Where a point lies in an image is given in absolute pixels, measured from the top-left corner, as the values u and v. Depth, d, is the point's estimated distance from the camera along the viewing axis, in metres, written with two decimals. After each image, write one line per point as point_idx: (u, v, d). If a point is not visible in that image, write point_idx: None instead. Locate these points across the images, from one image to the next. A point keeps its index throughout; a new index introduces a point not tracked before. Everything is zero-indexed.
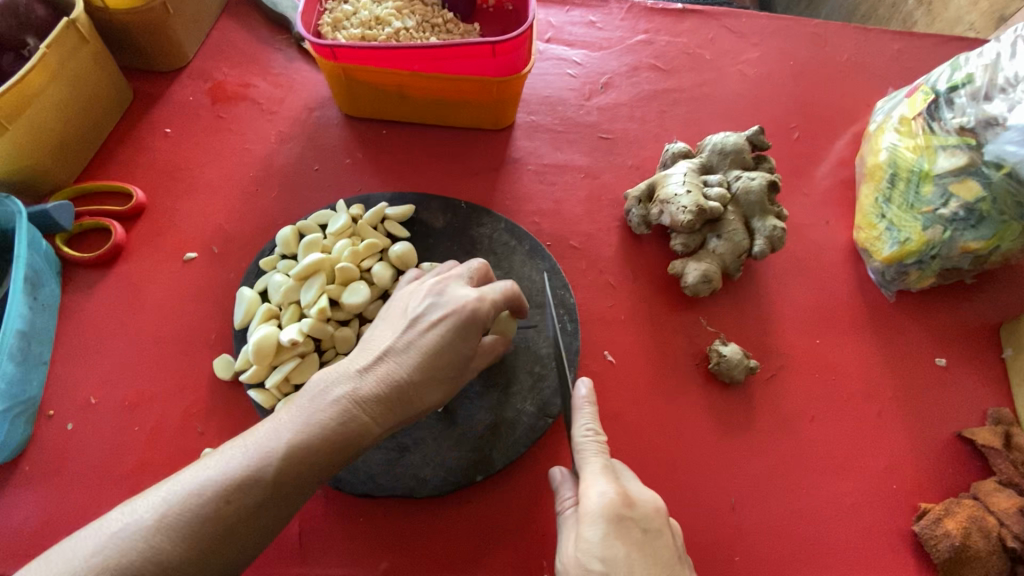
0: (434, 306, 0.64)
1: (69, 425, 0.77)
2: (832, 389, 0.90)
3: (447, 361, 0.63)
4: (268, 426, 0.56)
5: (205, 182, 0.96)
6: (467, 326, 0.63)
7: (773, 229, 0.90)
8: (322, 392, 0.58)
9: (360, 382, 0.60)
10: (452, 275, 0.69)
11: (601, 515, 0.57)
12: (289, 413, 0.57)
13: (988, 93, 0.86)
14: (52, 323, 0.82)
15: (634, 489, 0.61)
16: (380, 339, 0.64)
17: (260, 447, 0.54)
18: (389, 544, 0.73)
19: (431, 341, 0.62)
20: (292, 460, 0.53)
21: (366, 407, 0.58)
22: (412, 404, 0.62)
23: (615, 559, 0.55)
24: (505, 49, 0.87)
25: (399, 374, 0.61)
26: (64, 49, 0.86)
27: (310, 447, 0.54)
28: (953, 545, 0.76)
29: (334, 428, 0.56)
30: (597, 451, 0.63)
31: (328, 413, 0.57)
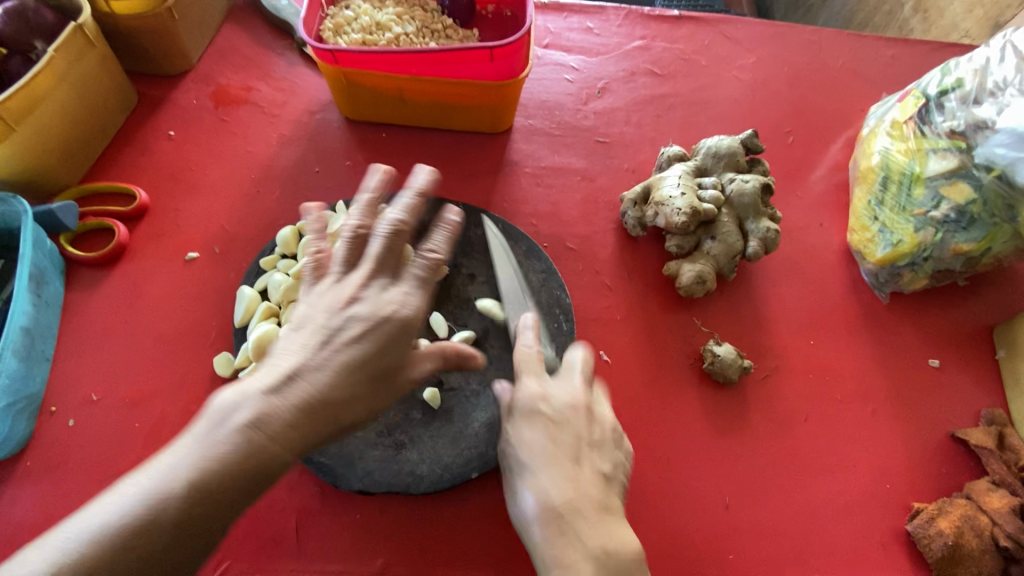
0: (354, 316, 0.56)
1: (71, 422, 0.78)
2: (826, 389, 0.91)
3: (374, 372, 0.55)
4: (146, 475, 0.45)
5: (207, 183, 0.98)
6: (394, 334, 0.57)
7: (766, 231, 0.91)
8: (217, 425, 0.48)
9: (265, 403, 0.50)
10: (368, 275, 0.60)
11: (515, 408, 0.61)
12: (179, 454, 0.46)
13: (977, 98, 0.87)
14: (56, 321, 0.83)
15: (554, 387, 0.63)
16: (285, 353, 0.54)
17: (142, 503, 0.44)
18: (385, 540, 0.73)
19: (352, 354, 0.54)
20: (190, 510, 0.45)
21: (278, 436, 0.49)
22: (338, 424, 0.53)
23: (524, 442, 0.59)
24: (503, 54, 0.89)
25: (316, 391, 0.52)
26: (71, 53, 0.88)
27: (211, 490, 0.46)
28: (946, 545, 0.77)
29: (239, 464, 0.47)
30: (527, 352, 0.65)
31: (226, 449, 0.47)
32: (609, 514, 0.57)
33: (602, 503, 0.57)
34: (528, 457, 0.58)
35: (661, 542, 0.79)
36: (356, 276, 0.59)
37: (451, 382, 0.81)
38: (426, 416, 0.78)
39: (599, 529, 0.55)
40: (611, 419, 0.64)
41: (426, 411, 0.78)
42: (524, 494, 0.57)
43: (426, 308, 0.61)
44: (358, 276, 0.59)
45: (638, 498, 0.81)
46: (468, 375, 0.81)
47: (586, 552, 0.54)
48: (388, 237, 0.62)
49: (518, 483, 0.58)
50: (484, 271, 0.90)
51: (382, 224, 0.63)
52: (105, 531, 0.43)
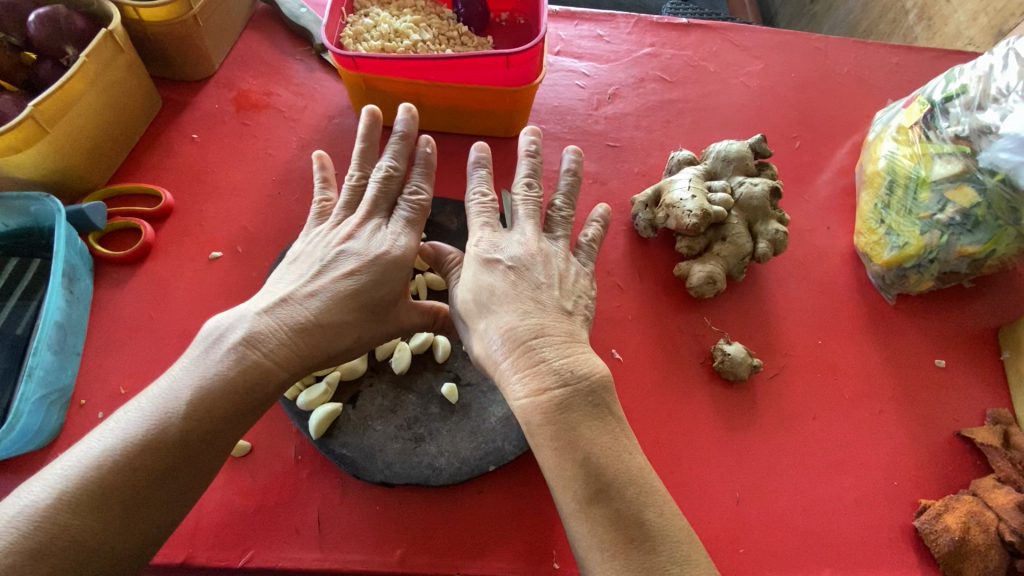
0: (344, 254, 0.69)
1: (100, 414, 0.80)
2: (834, 388, 0.93)
3: (358, 304, 0.67)
4: (162, 383, 0.58)
5: (230, 185, 1.00)
6: (378, 271, 0.68)
7: (775, 232, 0.93)
8: (215, 343, 0.61)
9: (259, 324, 0.62)
10: (359, 219, 0.72)
11: (474, 259, 0.68)
12: (185, 368, 0.59)
13: (982, 103, 0.89)
14: (86, 317, 0.86)
15: (507, 237, 0.71)
16: (278, 287, 0.67)
17: (159, 406, 0.56)
18: (404, 531, 0.75)
19: (338, 289, 0.66)
20: (196, 415, 0.56)
21: (271, 353, 0.61)
22: (323, 347, 0.65)
23: (481, 288, 0.66)
24: (519, 60, 0.91)
25: (300, 318, 0.64)
26: (102, 58, 0.91)
27: (210, 397, 0.57)
28: (953, 540, 0.78)
29: (236, 374, 0.59)
30: (483, 210, 0.73)
31: (225, 362, 0.59)
32: (574, 342, 0.64)
33: (565, 335, 0.64)
34: (488, 299, 0.65)
35: None
36: (350, 222, 0.72)
37: (468, 377, 0.83)
38: (444, 411, 0.80)
39: (563, 353, 0.62)
40: (568, 268, 0.72)
41: (444, 406, 0.81)
42: (487, 329, 0.64)
43: (414, 248, 0.72)
44: (354, 219, 0.72)
45: None
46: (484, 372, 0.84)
47: (553, 371, 0.60)
48: (380, 188, 0.75)
49: (484, 323, 0.65)
50: None
51: (374, 176, 0.76)
52: (133, 425, 0.55)
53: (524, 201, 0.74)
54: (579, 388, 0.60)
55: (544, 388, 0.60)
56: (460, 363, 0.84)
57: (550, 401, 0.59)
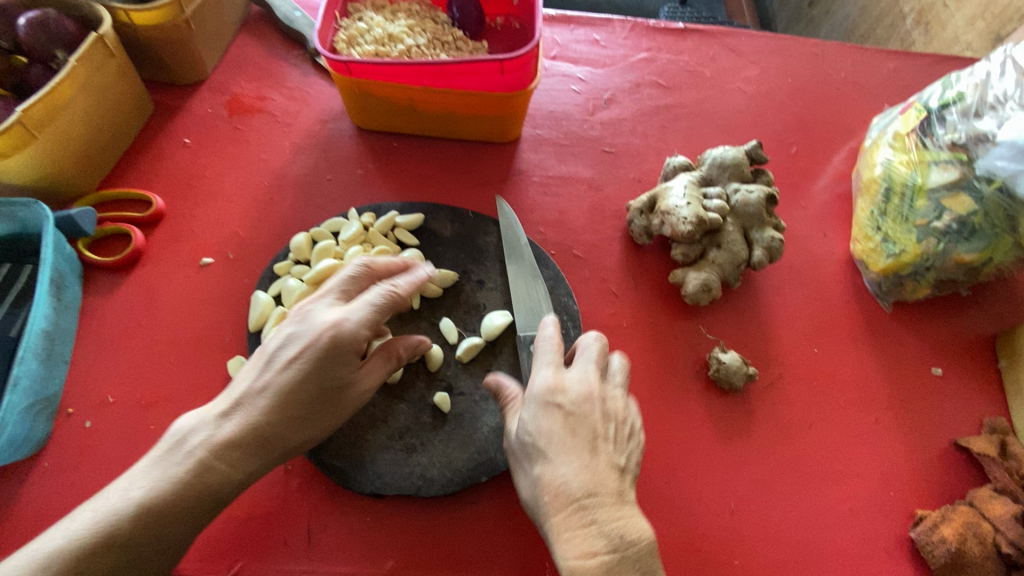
0: (292, 339, 0.64)
1: (88, 423, 0.79)
2: (830, 396, 0.92)
3: (308, 392, 0.63)
4: (121, 483, 0.58)
5: (222, 190, 1.00)
6: (328, 356, 0.63)
7: (771, 240, 0.93)
8: (176, 444, 0.60)
9: (217, 428, 0.61)
10: (319, 296, 0.68)
11: (534, 395, 0.65)
12: (143, 468, 0.59)
13: (978, 111, 0.88)
14: (74, 324, 0.85)
15: (571, 379, 0.67)
16: (241, 379, 0.64)
17: (112, 507, 0.56)
18: (395, 542, 0.74)
19: (287, 379, 0.63)
20: (149, 517, 0.56)
21: (223, 454, 0.61)
22: (277, 439, 0.64)
23: (541, 431, 0.63)
24: (512, 66, 0.90)
25: (256, 416, 0.62)
26: (92, 63, 0.90)
27: (163, 501, 0.57)
28: (949, 551, 0.77)
29: (191, 478, 0.59)
30: (551, 347, 0.69)
31: (180, 467, 0.59)
32: (625, 501, 0.61)
33: (617, 495, 0.61)
34: (546, 445, 0.62)
35: (667, 546, 0.80)
36: (310, 300, 0.67)
37: (460, 386, 0.82)
38: (437, 420, 0.79)
39: (616, 517, 0.59)
40: (626, 414, 0.68)
41: (436, 415, 0.80)
42: (541, 477, 0.61)
43: (366, 327, 0.65)
44: (314, 299, 0.67)
45: (645, 502, 0.82)
46: (478, 380, 0.83)
47: (603, 534, 0.58)
48: (356, 268, 0.70)
49: (538, 471, 0.61)
50: (494, 277, 0.91)
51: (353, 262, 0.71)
52: (84, 529, 0.54)
53: (590, 345, 0.70)
54: (628, 555, 0.57)
55: (593, 552, 0.57)
56: (452, 372, 0.83)
57: (596, 566, 0.57)
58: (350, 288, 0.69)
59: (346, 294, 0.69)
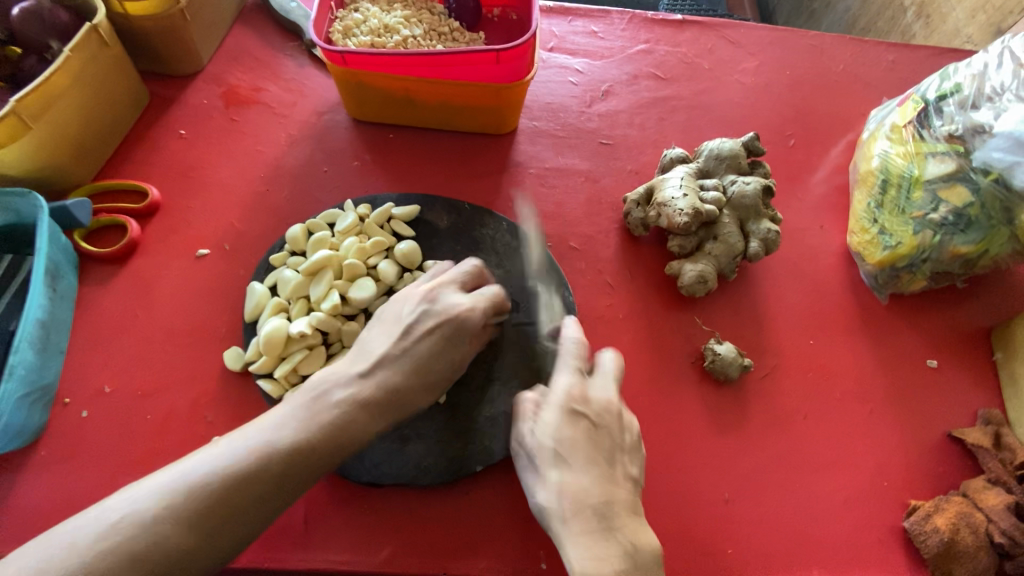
0: (427, 314, 0.71)
1: (84, 413, 0.80)
2: (825, 388, 0.92)
3: (440, 363, 0.70)
4: (266, 423, 0.60)
5: (218, 181, 1.00)
6: (456, 334, 0.71)
7: (767, 232, 0.93)
8: (322, 395, 0.64)
9: (358, 385, 0.65)
10: (444, 283, 0.76)
11: (559, 401, 0.68)
12: (291, 411, 0.62)
13: (975, 103, 0.89)
14: (69, 314, 0.85)
15: (593, 389, 0.71)
16: (374, 344, 0.70)
17: (266, 439, 0.58)
18: (390, 531, 0.75)
19: (427, 347, 0.70)
20: (297, 457, 0.58)
21: (370, 408, 0.65)
22: (407, 403, 0.68)
23: (563, 438, 0.66)
24: (509, 56, 0.90)
25: (394, 378, 0.67)
26: (87, 53, 0.89)
27: (314, 441, 0.60)
28: (942, 541, 0.78)
29: (338, 424, 0.62)
30: (575, 355, 0.73)
31: (331, 412, 0.62)
32: (636, 515, 0.65)
33: (629, 505, 0.65)
34: (567, 451, 0.65)
35: (662, 536, 0.80)
36: (432, 287, 0.75)
37: (456, 377, 0.82)
38: (432, 411, 0.79)
39: (630, 527, 0.63)
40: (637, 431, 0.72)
41: (431, 406, 0.79)
42: (558, 481, 0.64)
43: (483, 315, 0.74)
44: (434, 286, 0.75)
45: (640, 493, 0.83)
46: (473, 371, 0.83)
47: (616, 543, 0.61)
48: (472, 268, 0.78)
49: (557, 475, 0.64)
50: (490, 269, 0.92)
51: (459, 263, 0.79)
52: (237, 458, 0.56)
53: (604, 358, 0.75)
54: (640, 564, 0.61)
55: (606, 559, 0.60)
56: None
57: (611, 571, 0.59)
58: (467, 282, 0.77)
59: (463, 289, 0.77)
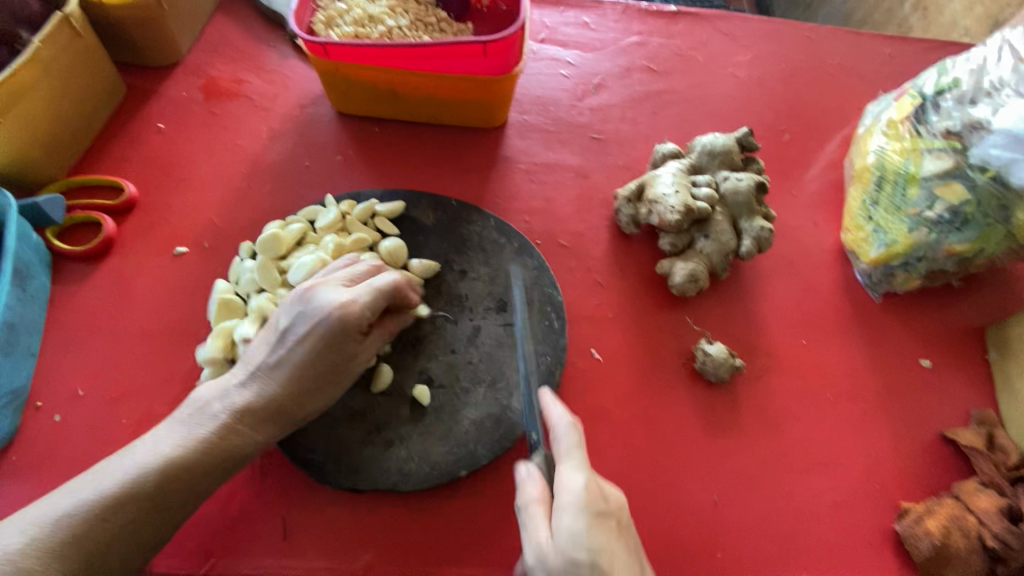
0: (300, 318, 0.66)
1: (57, 417, 0.77)
2: (817, 388, 0.91)
3: (317, 370, 0.66)
4: (149, 441, 0.63)
5: (197, 177, 0.97)
6: (333, 338, 0.65)
7: (760, 229, 0.90)
8: (200, 408, 0.66)
9: (237, 396, 0.66)
10: (329, 279, 0.69)
11: (584, 504, 0.58)
12: (170, 427, 0.64)
13: (973, 98, 0.87)
14: (42, 315, 0.82)
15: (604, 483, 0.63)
16: (255, 352, 0.68)
17: (141, 460, 0.61)
18: (372, 537, 0.73)
19: (300, 355, 0.65)
20: (167, 475, 0.60)
21: (245, 419, 0.65)
22: (289, 410, 0.67)
23: (599, 547, 0.57)
24: (497, 49, 0.88)
25: (269, 389, 0.66)
26: (56, 43, 0.86)
27: (186, 459, 0.62)
28: (933, 544, 0.77)
29: (212, 440, 0.63)
30: (581, 444, 0.64)
31: (207, 425, 0.64)
32: None
33: None
34: (607, 563, 0.56)
35: (651, 540, 0.79)
36: (318, 281, 0.69)
37: (440, 380, 0.80)
38: (415, 414, 0.78)
39: None
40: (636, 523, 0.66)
41: (415, 409, 0.78)
42: None
43: (365, 311, 0.66)
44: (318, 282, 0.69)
45: (629, 496, 0.81)
46: (458, 373, 0.81)
47: None
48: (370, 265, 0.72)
49: None
50: (477, 268, 0.89)
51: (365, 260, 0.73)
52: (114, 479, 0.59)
53: (576, 433, 0.65)
54: None
55: None
56: (435, 366, 0.81)
57: None
58: (359, 277, 0.71)
59: (353, 284, 0.70)
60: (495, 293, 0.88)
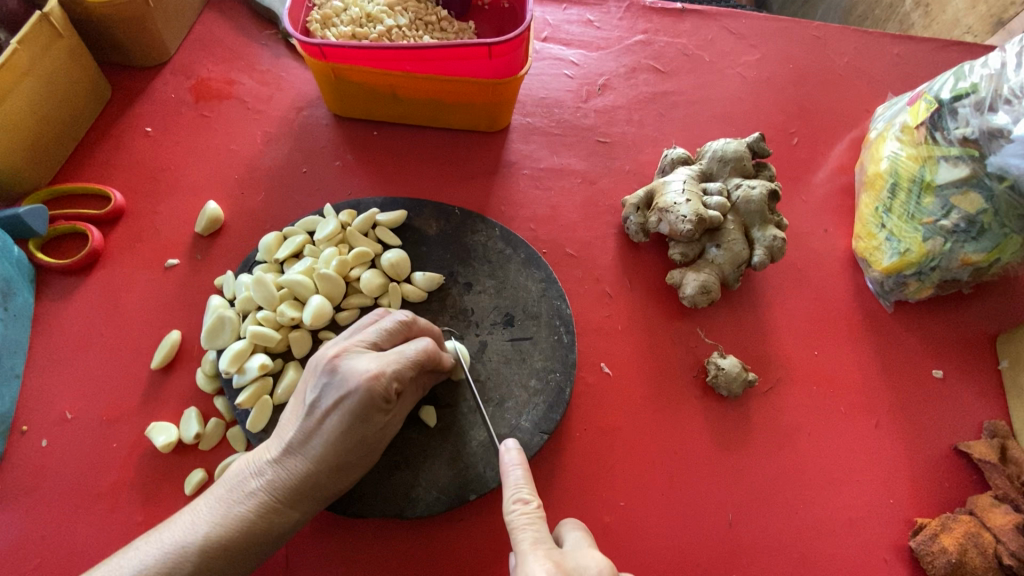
0: (328, 387, 0.61)
1: (44, 442, 0.74)
2: (830, 401, 0.89)
3: (354, 442, 0.61)
4: (184, 519, 0.59)
5: (188, 184, 0.92)
6: (364, 409, 0.60)
7: (773, 239, 0.88)
8: (237, 484, 0.61)
9: (270, 473, 0.61)
10: (355, 342, 0.65)
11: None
12: (206, 507, 0.60)
13: (992, 104, 0.83)
14: (25, 334, 0.78)
15: (572, 558, 0.55)
16: (288, 426, 0.63)
17: (176, 541, 0.56)
18: (378, 564, 0.71)
19: (332, 428, 0.60)
20: (207, 557, 0.56)
21: (283, 497, 0.61)
22: (328, 486, 0.62)
23: None
24: (502, 51, 0.84)
25: (307, 464, 0.61)
26: (36, 45, 0.82)
27: (226, 540, 0.57)
28: (949, 562, 0.76)
29: (251, 520, 0.59)
30: (534, 524, 0.58)
31: (243, 505, 0.60)
32: None
33: None
34: None
35: (664, 562, 0.77)
36: (342, 343, 0.65)
37: (446, 399, 0.77)
38: (421, 434, 0.75)
39: None
40: None
41: (422, 430, 0.75)
42: None
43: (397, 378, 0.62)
44: (343, 344, 0.64)
45: (640, 515, 0.79)
46: (464, 391, 0.78)
47: None
48: (395, 323, 0.68)
49: None
50: (482, 280, 0.86)
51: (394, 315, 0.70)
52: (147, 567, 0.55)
53: (523, 515, 0.58)
54: None
55: None
56: (440, 384, 0.78)
57: None
58: (388, 337, 0.67)
59: (382, 346, 0.66)
60: (501, 307, 0.85)
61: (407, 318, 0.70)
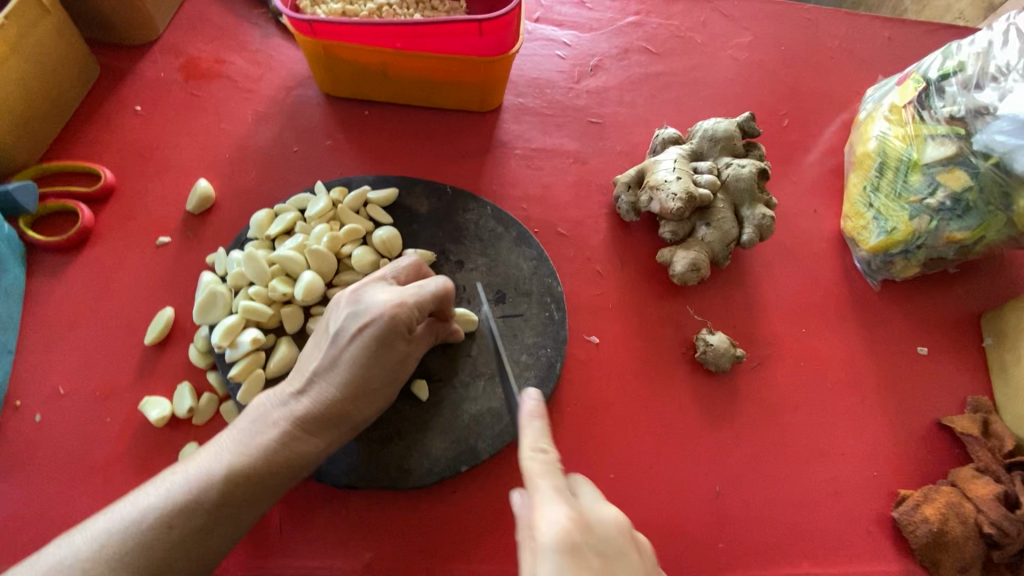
0: (352, 317, 0.63)
1: (37, 417, 0.74)
2: (817, 377, 0.91)
3: (376, 371, 0.63)
4: (210, 450, 0.59)
5: (179, 162, 0.92)
6: (387, 336, 0.62)
7: (761, 217, 0.89)
8: (261, 416, 0.61)
9: (292, 402, 0.61)
10: (375, 279, 0.67)
11: (557, 547, 0.47)
12: (230, 439, 0.60)
13: (979, 82, 0.85)
14: (17, 311, 0.79)
15: (589, 509, 0.52)
16: (311, 358, 0.64)
17: (202, 470, 0.56)
18: (372, 533, 0.72)
19: (354, 356, 0.62)
20: (232, 484, 0.56)
21: (305, 427, 0.61)
22: (350, 416, 0.63)
23: None
24: (493, 28, 0.84)
25: (329, 393, 0.62)
26: (23, 20, 0.81)
27: (250, 467, 0.57)
28: (930, 531, 0.77)
29: (274, 448, 0.59)
30: (551, 472, 0.53)
31: (268, 435, 0.60)
32: None
33: None
34: None
35: (652, 532, 0.79)
36: (364, 282, 0.67)
37: (440, 374, 0.78)
38: (413, 409, 0.76)
39: None
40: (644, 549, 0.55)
41: (415, 404, 0.76)
42: None
43: (418, 307, 0.64)
44: (365, 283, 0.66)
45: (629, 486, 0.81)
46: (457, 367, 0.79)
47: None
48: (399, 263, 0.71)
49: None
50: (474, 257, 0.87)
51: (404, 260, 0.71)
52: (175, 492, 0.55)
53: (540, 466, 0.54)
54: None
55: None
56: (432, 359, 0.79)
57: None
58: (404, 276, 0.69)
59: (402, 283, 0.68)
60: (493, 284, 0.86)
61: (418, 261, 0.72)
